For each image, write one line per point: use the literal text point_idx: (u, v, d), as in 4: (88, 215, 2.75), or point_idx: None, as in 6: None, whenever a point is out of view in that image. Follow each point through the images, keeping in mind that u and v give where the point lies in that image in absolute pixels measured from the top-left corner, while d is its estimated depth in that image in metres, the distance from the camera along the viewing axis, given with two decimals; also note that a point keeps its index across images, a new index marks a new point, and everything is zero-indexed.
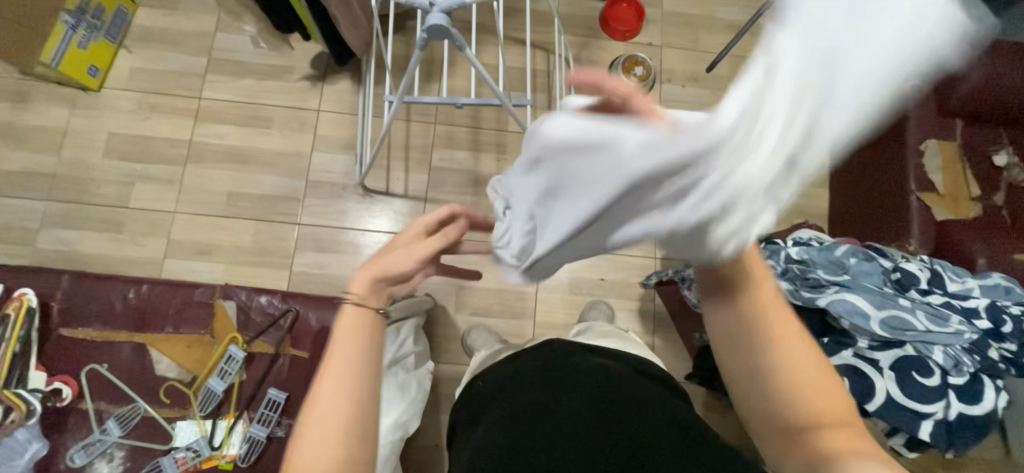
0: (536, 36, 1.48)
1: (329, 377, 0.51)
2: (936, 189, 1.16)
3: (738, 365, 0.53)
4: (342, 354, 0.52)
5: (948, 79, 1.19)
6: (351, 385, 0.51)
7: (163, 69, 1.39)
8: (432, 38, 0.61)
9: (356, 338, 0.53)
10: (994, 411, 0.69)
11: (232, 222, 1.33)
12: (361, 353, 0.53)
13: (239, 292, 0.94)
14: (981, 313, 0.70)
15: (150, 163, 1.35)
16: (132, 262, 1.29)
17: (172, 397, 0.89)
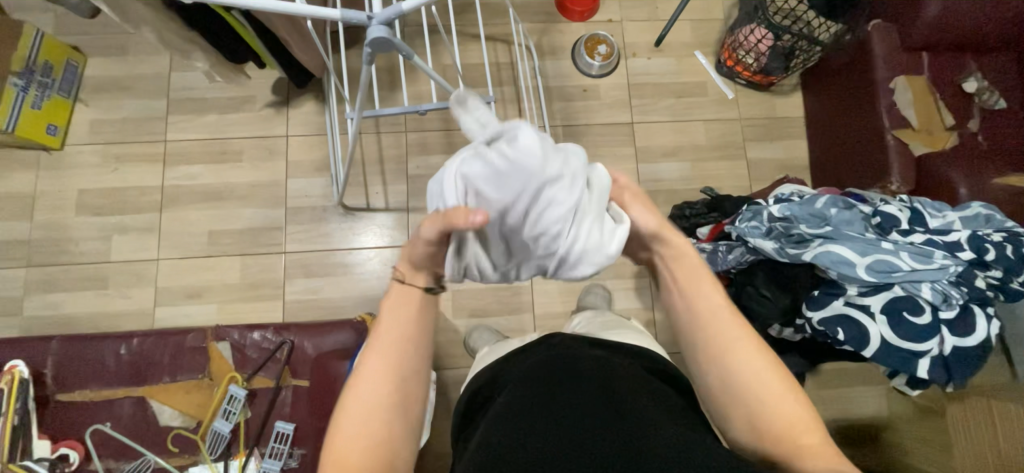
0: (494, 29, 1.46)
1: (388, 349, 0.56)
2: (911, 125, 1.16)
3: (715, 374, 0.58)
4: (403, 318, 0.58)
5: (908, 15, 1.18)
6: (398, 365, 0.56)
7: (123, 118, 1.37)
8: (376, 51, 0.59)
9: (415, 323, 0.58)
10: (989, 339, 0.69)
11: (217, 261, 1.32)
12: (416, 339, 0.58)
13: (231, 332, 0.93)
14: (963, 245, 0.70)
15: (126, 214, 1.33)
16: (123, 315, 1.28)
17: (180, 445, 0.89)
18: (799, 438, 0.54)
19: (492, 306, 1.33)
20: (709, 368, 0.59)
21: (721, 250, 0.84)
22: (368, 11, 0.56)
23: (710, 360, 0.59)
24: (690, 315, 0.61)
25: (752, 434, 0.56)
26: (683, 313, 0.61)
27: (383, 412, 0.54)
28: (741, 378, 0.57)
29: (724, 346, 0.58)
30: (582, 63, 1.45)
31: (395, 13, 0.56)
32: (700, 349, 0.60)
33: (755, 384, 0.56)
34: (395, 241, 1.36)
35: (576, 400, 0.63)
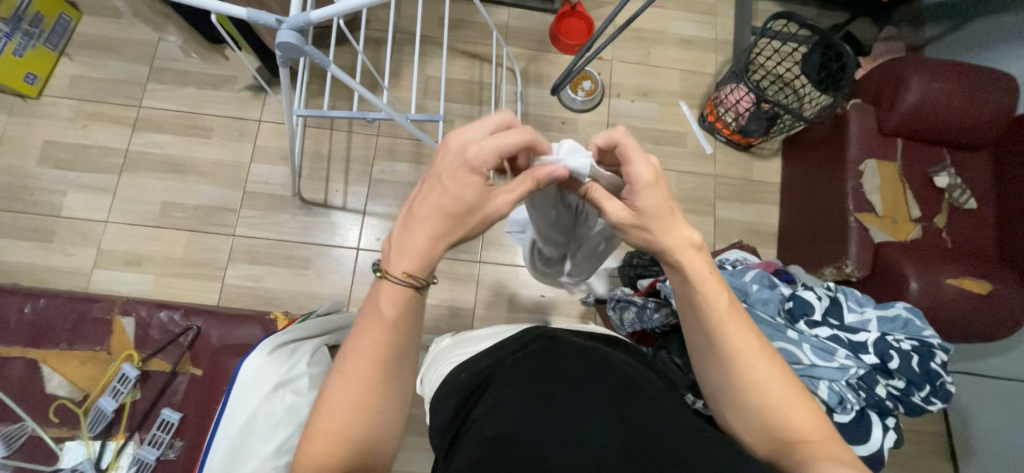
0: (482, 49, 1.47)
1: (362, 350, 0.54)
2: (874, 211, 1.13)
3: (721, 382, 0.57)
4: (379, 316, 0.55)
5: (887, 99, 1.17)
6: (375, 362, 0.54)
7: (103, 78, 1.38)
8: (288, 55, 0.58)
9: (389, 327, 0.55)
10: (882, 451, 0.65)
11: (165, 233, 1.31)
12: (392, 337, 0.55)
13: (139, 307, 0.92)
14: (869, 347, 0.67)
15: (85, 172, 1.33)
16: (60, 272, 1.27)
17: (61, 417, 0.86)
18: (803, 441, 0.53)
19: (431, 322, 1.31)
20: (719, 374, 0.57)
21: (650, 308, 0.92)
22: (278, 16, 0.55)
23: (716, 362, 0.57)
24: (705, 320, 0.56)
25: (754, 430, 0.55)
26: (693, 312, 0.57)
27: (365, 397, 0.54)
28: (744, 385, 0.55)
29: (732, 352, 0.56)
30: (564, 96, 1.44)
31: (304, 21, 0.55)
32: (709, 353, 0.57)
33: (760, 387, 0.55)
34: (346, 241, 1.34)
35: (576, 387, 0.60)
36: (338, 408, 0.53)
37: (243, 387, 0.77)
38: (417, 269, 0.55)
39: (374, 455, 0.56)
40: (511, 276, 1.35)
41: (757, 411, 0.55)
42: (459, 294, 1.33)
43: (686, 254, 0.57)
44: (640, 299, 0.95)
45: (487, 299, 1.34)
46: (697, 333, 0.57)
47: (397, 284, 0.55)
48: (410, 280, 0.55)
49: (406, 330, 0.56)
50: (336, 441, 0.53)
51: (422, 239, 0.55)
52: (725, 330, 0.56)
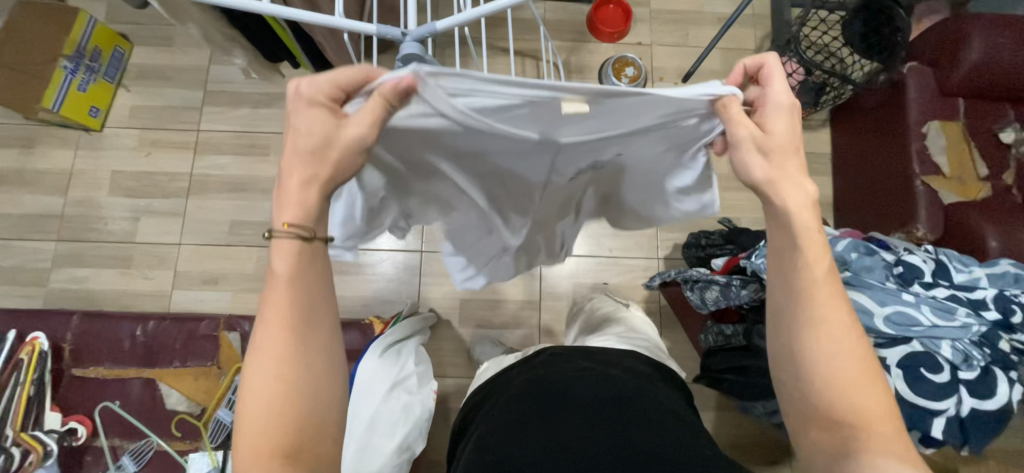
0: (523, 44, 1.48)
1: (279, 311, 0.50)
2: (943, 173, 1.13)
3: (785, 348, 0.55)
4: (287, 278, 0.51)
5: (946, 60, 1.16)
6: (290, 326, 0.50)
7: (161, 105, 1.42)
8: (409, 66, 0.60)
9: (295, 293, 0.51)
10: (1011, 404, 0.67)
11: (236, 251, 1.35)
12: (301, 304, 0.51)
13: (242, 323, 0.96)
14: (989, 304, 0.68)
15: (154, 197, 1.38)
16: (141, 296, 1.32)
17: (183, 431, 0.91)
18: (862, 427, 0.51)
19: (499, 318, 1.34)
20: (790, 338, 0.55)
21: (735, 285, 0.92)
22: (403, 28, 0.57)
23: (798, 329, 0.54)
24: (801, 286, 0.54)
25: (807, 404, 0.54)
26: (790, 276, 0.54)
27: (286, 366, 0.49)
28: (810, 356, 0.53)
29: (816, 318, 0.53)
30: (608, 84, 1.45)
31: (429, 31, 0.57)
32: (790, 319, 0.54)
33: (834, 365, 0.52)
34: (409, 244, 1.37)
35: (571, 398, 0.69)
36: (263, 382, 0.49)
37: (361, 390, 0.83)
38: (298, 219, 0.51)
39: (310, 444, 0.50)
40: (573, 267, 1.37)
41: (827, 388, 0.52)
42: (524, 288, 1.36)
43: (797, 194, 0.54)
44: (722, 278, 0.96)
45: (550, 291, 1.36)
46: (784, 301, 0.55)
47: (286, 240, 0.50)
48: (291, 231, 0.50)
49: (306, 291, 0.51)
50: (263, 422, 0.48)
51: (292, 188, 0.51)
52: (812, 299, 0.53)
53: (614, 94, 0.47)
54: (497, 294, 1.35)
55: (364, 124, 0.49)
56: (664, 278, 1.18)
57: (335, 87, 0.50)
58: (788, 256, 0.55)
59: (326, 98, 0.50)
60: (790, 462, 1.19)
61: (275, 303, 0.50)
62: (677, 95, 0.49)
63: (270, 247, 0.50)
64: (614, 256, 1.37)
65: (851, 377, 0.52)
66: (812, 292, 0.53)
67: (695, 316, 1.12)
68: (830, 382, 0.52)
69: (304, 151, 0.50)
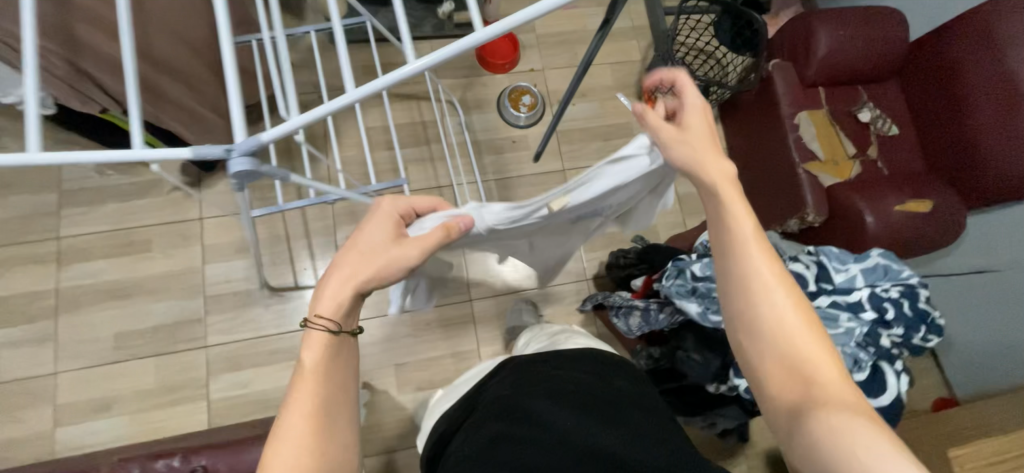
0: (414, 88, 1.44)
1: (310, 390, 0.52)
2: (818, 158, 1.22)
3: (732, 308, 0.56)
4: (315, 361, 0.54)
5: (803, 55, 1.26)
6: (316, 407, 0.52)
7: (6, 216, 1.23)
8: (246, 180, 0.54)
9: (324, 373, 0.54)
10: (897, 394, 0.72)
11: (128, 366, 1.20)
12: (326, 382, 0.54)
13: (130, 466, 0.83)
14: (866, 305, 0.73)
15: (15, 325, 1.19)
16: (16, 444, 1.13)
17: None
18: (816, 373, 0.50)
19: (439, 375, 1.28)
20: (736, 296, 0.56)
21: (653, 309, 0.93)
22: (226, 145, 0.51)
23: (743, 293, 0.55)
24: (727, 243, 0.56)
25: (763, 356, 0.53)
26: (718, 240, 0.57)
27: (310, 446, 0.50)
28: (756, 310, 0.54)
29: (747, 273, 0.55)
30: (508, 115, 1.45)
31: (256, 144, 0.51)
32: (731, 278, 0.56)
33: (778, 318, 0.53)
34: None
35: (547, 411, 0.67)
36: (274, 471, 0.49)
37: None
38: (332, 314, 0.55)
39: None
40: (506, 306, 1.34)
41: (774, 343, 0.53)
42: (460, 337, 1.31)
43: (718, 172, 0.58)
44: (642, 301, 0.97)
45: (487, 335, 1.32)
46: (722, 260, 0.57)
47: (317, 332, 0.55)
48: (330, 323, 0.55)
49: (332, 375, 0.55)
50: None
51: (332, 285, 0.56)
52: (742, 254, 0.55)
53: (590, 189, 0.62)
54: (432, 350, 1.29)
55: (414, 247, 0.59)
56: (594, 302, 1.18)
57: (409, 208, 0.63)
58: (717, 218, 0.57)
59: (398, 215, 0.62)
60: (744, 458, 1.22)
61: (304, 384, 0.53)
62: (630, 161, 0.60)
63: (303, 338, 0.55)
64: (545, 286, 1.36)
65: (794, 324, 0.52)
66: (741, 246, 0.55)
67: (627, 339, 1.12)
68: (777, 332, 0.52)
69: (353, 248, 0.58)
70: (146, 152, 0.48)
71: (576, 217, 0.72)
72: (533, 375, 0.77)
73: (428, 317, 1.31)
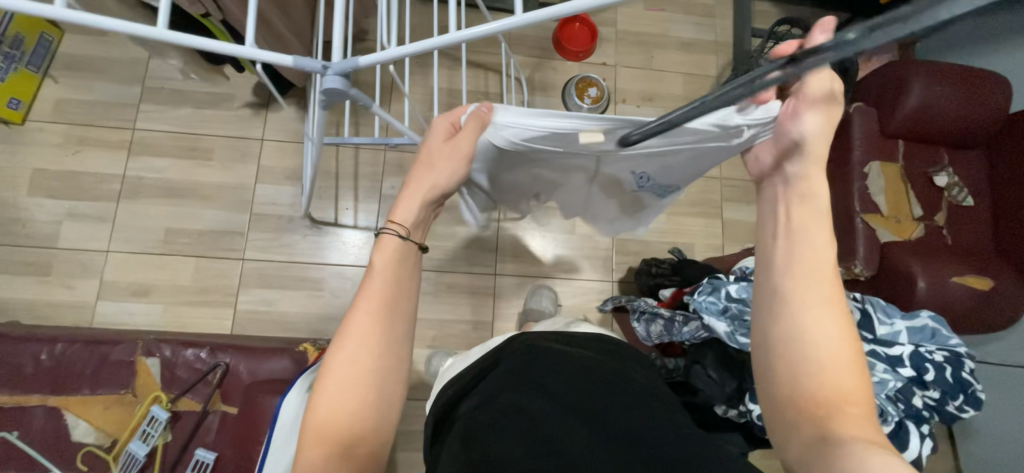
0: (487, 58, 1.46)
1: (369, 303, 0.55)
2: (880, 212, 1.17)
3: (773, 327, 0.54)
4: (378, 272, 0.57)
5: (888, 103, 1.20)
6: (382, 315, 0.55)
7: (93, 100, 1.32)
8: (332, 99, 0.57)
9: (384, 286, 0.57)
10: (920, 458, 0.69)
11: (171, 260, 1.27)
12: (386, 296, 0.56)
13: (163, 347, 0.90)
14: (905, 361, 0.71)
15: (81, 200, 1.28)
16: (62, 307, 1.22)
17: (90, 464, 0.84)
18: (841, 407, 0.48)
19: (451, 337, 1.31)
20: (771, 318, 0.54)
21: (677, 321, 0.93)
22: (324, 61, 0.53)
23: (781, 311, 0.53)
24: (789, 259, 0.55)
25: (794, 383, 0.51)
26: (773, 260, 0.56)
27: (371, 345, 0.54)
28: (797, 328, 0.52)
29: (796, 292, 0.53)
30: (570, 104, 1.44)
31: (352, 66, 0.53)
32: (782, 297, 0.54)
33: (816, 344, 0.51)
34: (360, 259, 1.33)
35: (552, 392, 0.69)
36: (343, 373, 0.52)
37: (284, 427, 0.78)
38: (401, 219, 0.59)
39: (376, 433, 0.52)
40: (528, 287, 1.35)
41: (804, 373, 0.50)
42: (477, 306, 1.34)
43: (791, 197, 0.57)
44: (667, 312, 0.96)
45: (504, 311, 1.34)
46: (774, 275, 0.55)
47: (390, 237, 0.59)
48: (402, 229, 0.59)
49: (399, 285, 0.58)
50: (339, 409, 0.51)
51: (411, 200, 0.60)
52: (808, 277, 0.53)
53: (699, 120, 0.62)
54: (448, 313, 1.33)
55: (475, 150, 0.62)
56: (616, 303, 1.19)
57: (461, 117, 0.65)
58: (782, 230, 0.57)
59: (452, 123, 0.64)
60: None
61: (371, 292, 0.56)
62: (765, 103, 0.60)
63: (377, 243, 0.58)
64: (570, 277, 1.37)
65: (833, 356, 0.50)
66: (802, 263, 0.54)
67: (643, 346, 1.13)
68: (813, 358, 0.50)
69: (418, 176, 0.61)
70: (256, 53, 0.51)
71: (641, 153, 0.72)
72: (542, 352, 0.79)
73: (451, 280, 1.34)
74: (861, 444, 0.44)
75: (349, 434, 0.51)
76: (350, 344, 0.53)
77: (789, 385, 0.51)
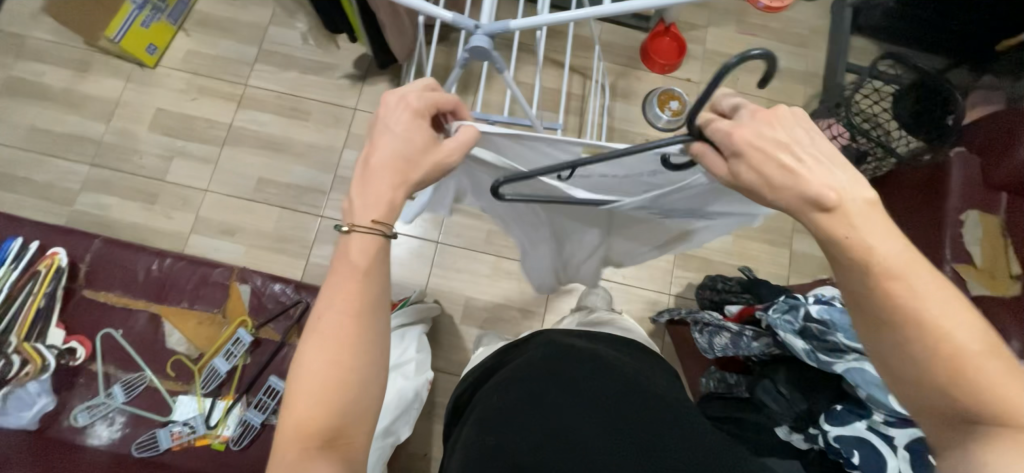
0: (576, 60, 1.50)
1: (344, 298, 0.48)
2: (974, 264, 1.11)
3: (883, 340, 0.43)
4: (354, 261, 0.50)
5: (995, 152, 1.14)
6: (356, 308, 0.48)
7: (215, 54, 1.46)
8: (473, 57, 0.63)
9: (364, 279, 0.49)
10: None
11: (259, 207, 1.37)
12: (366, 287, 0.49)
13: (254, 278, 1.06)
14: None
15: (191, 141, 1.41)
16: (160, 233, 1.34)
17: (177, 372, 1.03)
18: (992, 407, 0.40)
19: (501, 321, 1.34)
20: (882, 330, 0.43)
21: (746, 336, 0.90)
22: (477, 21, 0.60)
23: (889, 339, 0.43)
24: (874, 266, 0.41)
25: (927, 396, 0.42)
26: (853, 264, 0.42)
27: (346, 342, 0.48)
28: (916, 339, 0.41)
29: (900, 295, 0.41)
30: (650, 113, 1.45)
31: (501, 28, 0.59)
32: (877, 309, 0.42)
33: (947, 346, 0.41)
34: (426, 232, 1.38)
35: (556, 411, 0.62)
36: (320, 369, 0.47)
37: None
38: (387, 216, 0.51)
39: (354, 427, 0.48)
40: (583, 285, 1.36)
41: (945, 384, 0.41)
42: (531, 296, 1.36)
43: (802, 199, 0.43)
44: (734, 326, 0.93)
45: (556, 305, 1.35)
46: (864, 285, 0.42)
47: (365, 235, 0.50)
48: (380, 227, 0.50)
49: (381, 277, 0.51)
50: (318, 409, 0.46)
51: (381, 187, 0.51)
52: (899, 273, 0.41)
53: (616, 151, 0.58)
54: (503, 297, 1.35)
55: (456, 151, 0.53)
56: (673, 315, 1.16)
57: (434, 105, 0.54)
58: (847, 232, 0.42)
59: (424, 111, 0.53)
60: None
61: (347, 283, 0.49)
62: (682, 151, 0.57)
63: (344, 244, 0.50)
64: (627, 283, 1.36)
65: (972, 352, 0.40)
66: (888, 257, 0.41)
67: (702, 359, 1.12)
68: (952, 365, 0.41)
69: (387, 163, 0.51)
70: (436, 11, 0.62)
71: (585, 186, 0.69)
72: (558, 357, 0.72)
73: (510, 267, 1.37)
74: (1018, 451, 0.39)
75: (325, 435, 0.46)
76: (322, 342, 0.47)
77: (920, 398, 0.43)
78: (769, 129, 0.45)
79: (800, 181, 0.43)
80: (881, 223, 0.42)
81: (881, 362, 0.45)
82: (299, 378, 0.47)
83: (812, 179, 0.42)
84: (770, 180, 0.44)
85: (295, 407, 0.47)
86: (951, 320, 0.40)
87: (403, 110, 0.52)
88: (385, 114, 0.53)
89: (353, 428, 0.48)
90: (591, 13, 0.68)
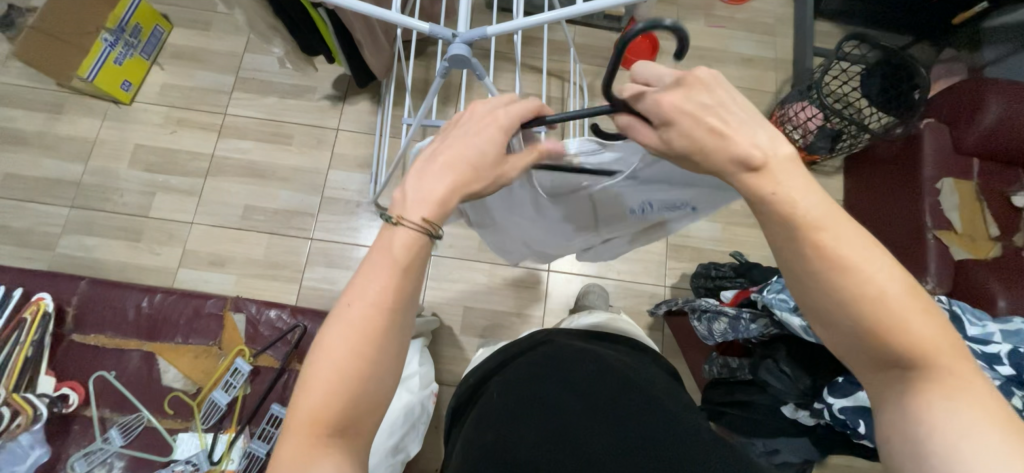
0: (553, 65, 1.53)
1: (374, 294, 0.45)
2: (954, 229, 1.14)
3: (814, 297, 0.43)
4: (389, 253, 0.46)
5: (963, 120, 1.19)
6: (383, 305, 0.45)
7: (192, 86, 1.45)
8: (452, 66, 0.64)
9: (396, 276, 0.46)
10: None
11: (247, 234, 1.36)
12: (397, 286, 0.46)
13: (249, 305, 1.05)
14: (1003, 359, 0.73)
15: (173, 175, 1.39)
16: (146, 270, 1.32)
17: (175, 409, 1.01)
18: (916, 361, 0.41)
19: (501, 329, 1.34)
20: (813, 288, 0.43)
21: (744, 318, 0.91)
22: (454, 30, 0.62)
23: (820, 289, 0.43)
24: (796, 224, 0.42)
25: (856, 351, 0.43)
26: (775, 221, 0.43)
27: (369, 340, 0.45)
28: (845, 294, 0.41)
29: (830, 254, 0.41)
30: None
31: (478, 35, 0.61)
32: (809, 266, 0.42)
33: (877, 307, 0.41)
34: None
35: (562, 402, 0.63)
36: (334, 361, 0.45)
37: None
38: (437, 216, 0.47)
39: (364, 419, 0.46)
40: (579, 285, 1.36)
41: (872, 339, 0.42)
42: (529, 301, 1.36)
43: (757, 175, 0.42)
44: (731, 310, 0.93)
45: (554, 307, 1.35)
46: (792, 243, 0.42)
47: (408, 230, 0.46)
48: (427, 225, 0.47)
49: (417, 278, 0.48)
50: (332, 401, 0.44)
51: (436, 185, 0.47)
52: (823, 228, 0.41)
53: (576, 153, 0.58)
54: (501, 304, 1.35)
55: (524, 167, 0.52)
56: (670, 306, 1.15)
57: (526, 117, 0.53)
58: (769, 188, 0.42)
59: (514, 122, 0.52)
60: None
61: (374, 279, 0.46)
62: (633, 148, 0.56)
63: (382, 230, 0.47)
64: (621, 279, 1.37)
65: (899, 310, 0.41)
66: (812, 215, 0.41)
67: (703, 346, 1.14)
68: (880, 326, 0.41)
69: (450, 166, 0.48)
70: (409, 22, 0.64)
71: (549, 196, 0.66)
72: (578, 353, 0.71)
73: (505, 273, 1.37)
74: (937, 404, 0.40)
75: (334, 425, 0.45)
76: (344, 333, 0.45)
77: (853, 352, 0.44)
78: (695, 93, 0.44)
79: (728, 141, 0.42)
80: (804, 186, 0.42)
81: (819, 316, 0.45)
82: (315, 366, 0.45)
83: (739, 139, 0.42)
84: (702, 144, 0.43)
85: (304, 397, 0.45)
86: (881, 276, 0.41)
87: (494, 116, 0.50)
88: (473, 115, 0.51)
89: (359, 424, 0.46)
90: (560, 15, 0.69)
